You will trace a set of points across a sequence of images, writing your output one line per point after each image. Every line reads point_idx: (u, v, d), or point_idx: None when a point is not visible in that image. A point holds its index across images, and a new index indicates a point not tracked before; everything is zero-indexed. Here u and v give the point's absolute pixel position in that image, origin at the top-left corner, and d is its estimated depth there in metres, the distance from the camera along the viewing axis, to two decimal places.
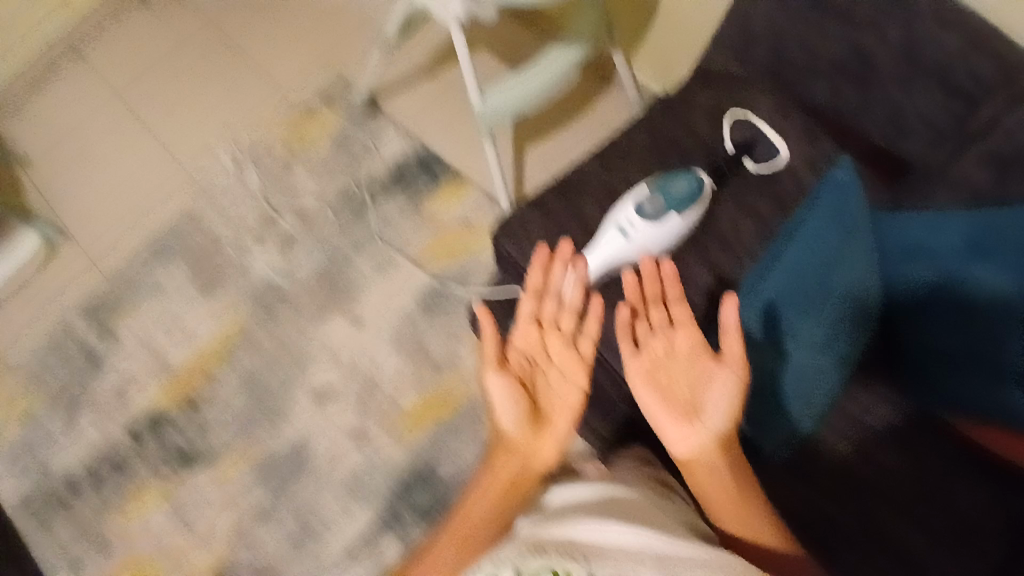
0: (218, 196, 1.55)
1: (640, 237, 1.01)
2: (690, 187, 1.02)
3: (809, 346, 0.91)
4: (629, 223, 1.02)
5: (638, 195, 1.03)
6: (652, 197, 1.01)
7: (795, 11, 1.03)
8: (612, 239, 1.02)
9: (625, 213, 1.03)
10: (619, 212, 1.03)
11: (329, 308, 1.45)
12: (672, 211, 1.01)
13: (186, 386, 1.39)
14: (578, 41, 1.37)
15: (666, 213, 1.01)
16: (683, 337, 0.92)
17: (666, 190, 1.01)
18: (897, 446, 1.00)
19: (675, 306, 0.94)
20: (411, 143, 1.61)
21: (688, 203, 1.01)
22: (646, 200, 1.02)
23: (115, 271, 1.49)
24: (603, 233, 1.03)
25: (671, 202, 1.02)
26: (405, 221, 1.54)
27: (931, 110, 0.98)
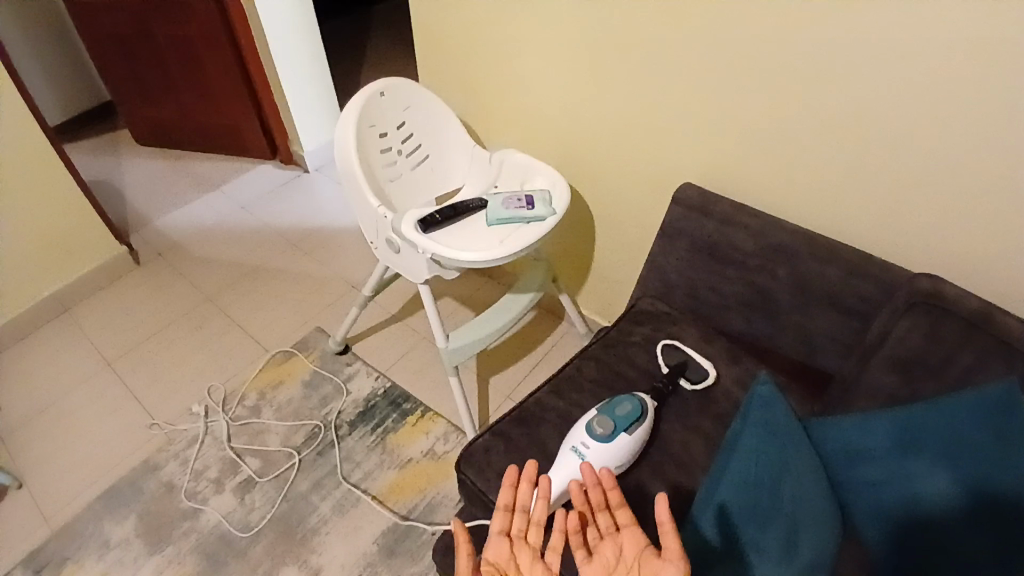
0: (180, 442, 1.56)
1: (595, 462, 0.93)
2: (636, 408, 0.98)
3: (779, 557, 0.82)
4: (582, 447, 0.94)
5: (587, 417, 0.98)
6: (601, 418, 0.96)
7: (699, 261, 1.19)
8: (567, 471, 0.93)
9: (577, 440, 0.95)
10: (570, 440, 0.96)
11: (276, 563, 1.35)
12: (622, 432, 0.95)
13: None
14: (528, 289, 1.51)
15: (616, 435, 0.95)
16: (630, 539, 0.79)
17: (613, 410, 0.97)
18: None
19: (620, 509, 0.82)
20: (377, 378, 1.68)
21: (635, 424, 0.97)
22: (594, 423, 0.96)
23: (55, 530, 1.43)
24: (558, 465, 0.94)
25: (619, 423, 0.97)
26: (369, 457, 1.52)
27: (832, 330, 1.08)
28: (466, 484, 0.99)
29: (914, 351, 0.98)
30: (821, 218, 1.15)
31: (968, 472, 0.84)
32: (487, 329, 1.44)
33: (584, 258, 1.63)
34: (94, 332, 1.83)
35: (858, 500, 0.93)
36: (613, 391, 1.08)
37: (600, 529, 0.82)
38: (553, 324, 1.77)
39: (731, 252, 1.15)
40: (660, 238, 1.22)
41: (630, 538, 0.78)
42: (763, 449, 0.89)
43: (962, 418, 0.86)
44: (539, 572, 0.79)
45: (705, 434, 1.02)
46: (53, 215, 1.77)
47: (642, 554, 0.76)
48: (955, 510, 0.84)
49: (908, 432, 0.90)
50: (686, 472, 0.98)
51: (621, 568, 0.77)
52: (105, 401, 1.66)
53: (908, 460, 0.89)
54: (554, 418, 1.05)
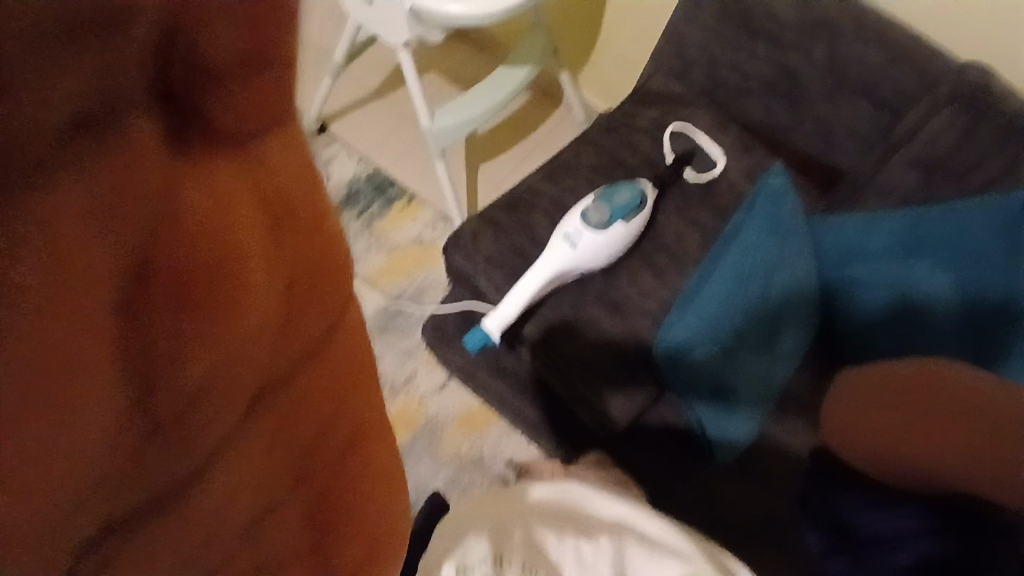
0: None
1: (588, 250, 0.90)
2: (635, 197, 0.93)
3: (751, 348, 0.88)
4: (575, 233, 0.91)
5: (582, 205, 0.93)
6: (596, 206, 0.91)
7: (723, 34, 1.02)
8: (558, 256, 0.90)
9: (571, 227, 0.91)
10: (563, 227, 0.92)
11: None
12: (618, 221, 0.91)
13: None
14: (525, 63, 1.34)
15: (612, 223, 0.91)
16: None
17: (611, 199, 0.92)
18: None
19: None
20: (359, 161, 1.58)
21: (633, 213, 0.92)
22: (590, 210, 0.91)
23: None
24: (549, 250, 0.91)
25: (616, 212, 0.92)
26: (356, 241, 1.50)
27: (858, 121, 0.98)
28: (453, 267, 0.97)
29: (941, 150, 0.90)
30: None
31: (960, 275, 0.84)
32: (477, 108, 1.30)
33: (588, 30, 1.42)
34: None
35: (844, 295, 0.94)
36: (612, 180, 1.01)
37: None
38: (548, 110, 1.63)
39: (766, 22, 0.98)
40: (683, 3, 1.04)
41: None
42: (760, 244, 0.87)
43: (967, 222, 0.84)
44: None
45: (702, 228, 0.98)
46: None
47: None
48: (937, 312, 0.85)
49: (917, 233, 0.87)
50: (678, 266, 0.96)
51: None
52: None
53: (907, 260, 0.87)
54: (547, 206, 0.99)
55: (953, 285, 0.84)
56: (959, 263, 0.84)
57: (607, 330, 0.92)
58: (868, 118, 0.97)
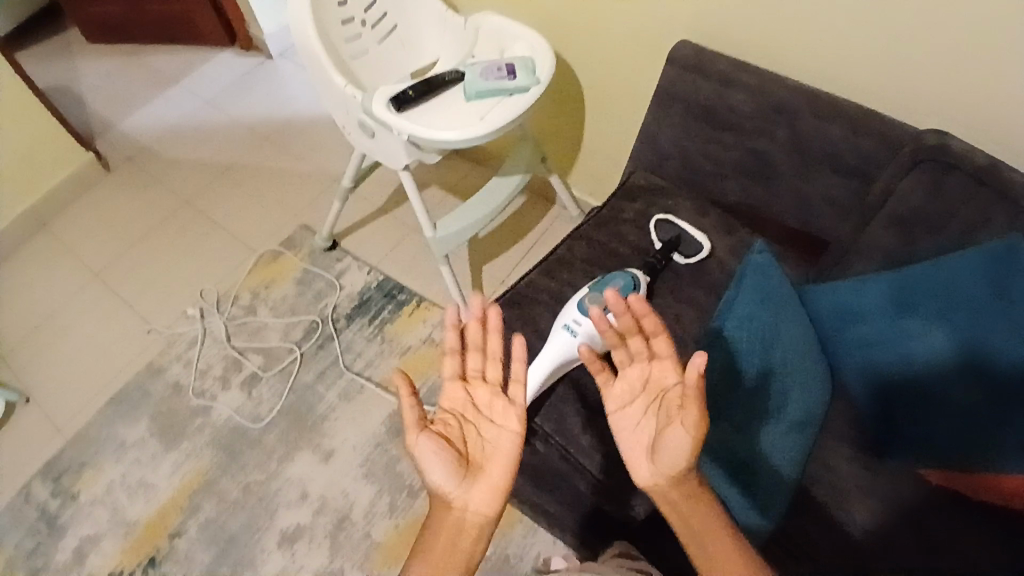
0: (181, 345, 1.59)
1: (589, 338, 0.94)
2: (629, 284, 0.97)
3: (764, 419, 0.87)
4: (576, 323, 0.95)
5: (580, 296, 0.97)
6: (592, 295, 0.95)
7: (692, 128, 1.11)
8: (560, 348, 0.93)
9: (570, 319, 0.95)
10: (562, 318, 0.96)
11: (291, 449, 1.44)
12: (615, 308, 0.95)
13: (145, 547, 1.34)
14: (516, 171, 1.45)
15: (610, 311, 0.95)
16: (659, 371, 0.86)
17: (605, 287, 0.96)
18: (901, 523, 0.88)
19: (656, 339, 0.87)
20: (369, 272, 1.68)
21: (629, 299, 0.96)
22: (587, 301, 0.95)
23: (75, 432, 1.49)
24: (550, 343, 0.94)
25: (612, 299, 0.96)
26: (369, 348, 1.57)
27: (830, 191, 1.04)
28: None
29: (914, 209, 0.94)
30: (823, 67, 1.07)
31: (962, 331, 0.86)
32: (475, 217, 1.40)
33: (572, 136, 1.54)
34: (79, 245, 1.80)
35: (850, 356, 0.96)
36: (606, 269, 1.06)
37: (631, 352, 0.87)
38: (543, 208, 1.73)
39: (729, 115, 1.07)
40: (654, 105, 1.14)
41: (662, 368, 0.85)
42: (760, 315, 0.90)
43: (953, 275, 0.86)
44: (500, 408, 0.86)
45: (699, 306, 1.01)
46: (23, 129, 1.70)
47: (666, 392, 0.83)
48: (944, 369, 0.86)
49: (904, 291, 0.90)
50: (681, 347, 0.98)
51: (647, 389, 0.86)
52: (104, 314, 1.67)
53: (901, 317, 0.90)
54: (547, 299, 1.03)
55: (948, 339, 0.86)
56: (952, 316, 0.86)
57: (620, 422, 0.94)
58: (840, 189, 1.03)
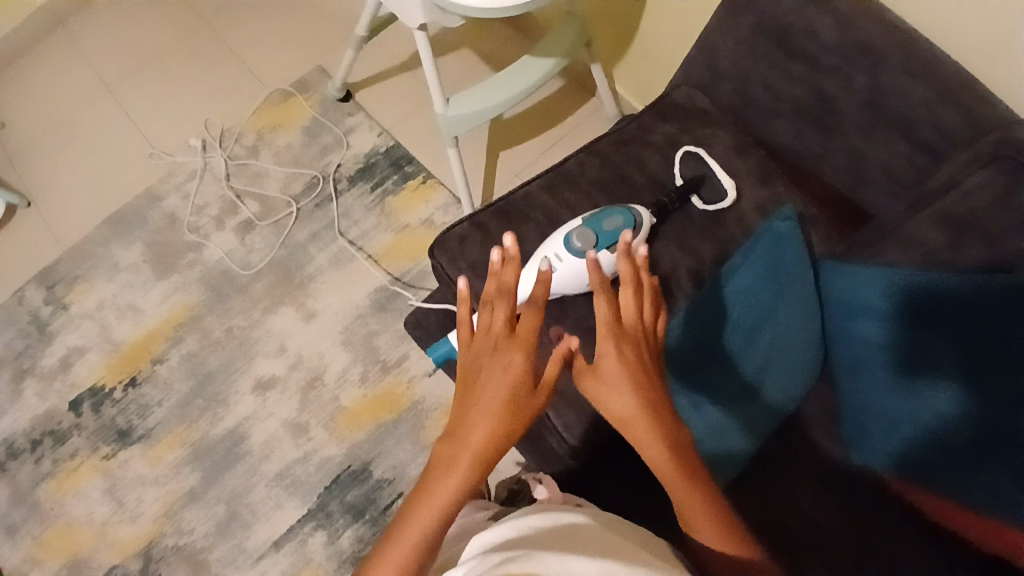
0: (179, 176, 1.55)
1: (567, 277, 0.85)
2: (627, 224, 0.86)
3: (728, 400, 0.82)
4: (556, 258, 0.86)
5: (568, 227, 0.87)
6: (581, 229, 0.85)
7: (756, 49, 0.93)
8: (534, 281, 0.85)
9: (551, 250, 0.86)
10: (544, 248, 0.86)
11: (275, 302, 1.45)
12: (603, 249, 0.84)
13: (129, 366, 1.41)
14: (550, 54, 1.26)
15: (597, 251, 0.85)
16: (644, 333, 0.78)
17: (598, 223, 0.85)
18: (844, 515, 0.89)
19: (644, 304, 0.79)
20: (380, 135, 1.59)
21: (622, 242, 0.85)
22: (574, 235, 0.85)
23: (72, 245, 1.51)
24: (526, 272, 0.86)
25: (604, 239, 0.85)
26: (368, 217, 1.53)
27: (893, 160, 0.88)
28: (437, 269, 0.94)
29: (973, 209, 0.77)
30: (920, 12, 0.85)
31: (954, 348, 0.76)
32: (493, 101, 1.23)
33: (627, 22, 1.32)
34: (90, 48, 1.69)
35: (843, 346, 0.89)
36: (613, 196, 0.94)
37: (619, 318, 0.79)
38: (578, 99, 1.56)
39: (806, 43, 0.88)
40: (722, 8, 0.94)
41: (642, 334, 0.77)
42: (759, 284, 0.84)
43: (987, 298, 0.74)
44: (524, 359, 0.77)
45: (700, 260, 0.90)
46: None
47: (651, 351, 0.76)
48: (929, 381, 0.79)
49: (928, 300, 0.79)
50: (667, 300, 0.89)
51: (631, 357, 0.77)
52: (109, 128, 1.61)
53: (915, 326, 0.80)
54: (540, 219, 0.93)
55: (957, 365, 0.76)
56: (946, 329, 0.76)
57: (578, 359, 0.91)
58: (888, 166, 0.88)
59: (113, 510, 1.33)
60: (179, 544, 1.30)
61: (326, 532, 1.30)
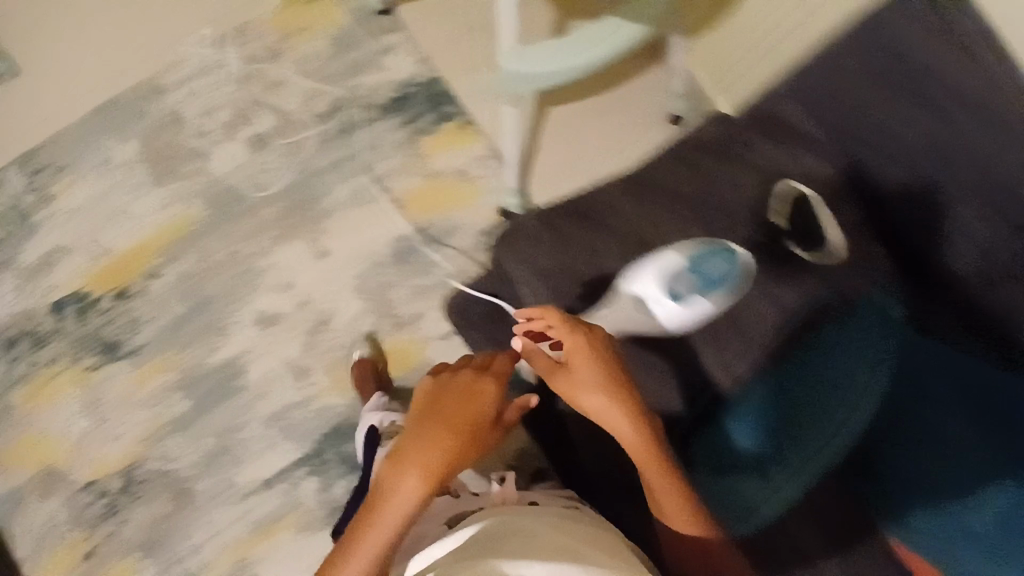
0: (187, 68, 1.36)
1: (659, 319, 0.84)
2: (729, 269, 0.82)
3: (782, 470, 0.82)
4: (648, 298, 0.84)
5: (664, 265, 0.84)
6: (676, 273, 0.82)
7: (882, 87, 0.88)
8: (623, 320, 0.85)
9: (646, 290, 0.84)
10: (635, 286, 0.84)
11: (286, 232, 1.34)
12: (699, 294, 0.82)
13: (120, 276, 1.29)
14: (635, 17, 1.13)
15: (692, 296, 0.82)
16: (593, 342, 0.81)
17: (697, 266, 0.82)
18: None
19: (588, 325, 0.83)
20: (419, 61, 1.42)
21: (720, 288, 0.82)
22: (669, 278, 0.82)
23: (61, 129, 1.34)
24: (613, 309, 0.85)
25: (700, 282, 0.82)
26: (396, 154, 1.39)
27: (993, 240, 0.82)
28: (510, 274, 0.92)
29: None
30: None
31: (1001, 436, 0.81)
32: (570, 61, 1.10)
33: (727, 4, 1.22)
34: None
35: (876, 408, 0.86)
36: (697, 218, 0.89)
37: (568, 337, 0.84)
38: (645, 67, 1.43)
39: (938, 94, 0.84)
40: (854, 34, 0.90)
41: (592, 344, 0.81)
42: (846, 350, 0.84)
43: None
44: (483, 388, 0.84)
45: (782, 304, 0.84)
46: None
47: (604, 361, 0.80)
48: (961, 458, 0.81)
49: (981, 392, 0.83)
50: (741, 344, 0.83)
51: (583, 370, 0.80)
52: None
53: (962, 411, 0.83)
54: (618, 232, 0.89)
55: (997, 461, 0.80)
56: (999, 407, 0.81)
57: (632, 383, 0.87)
58: (979, 245, 0.83)
59: (94, 425, 1.25)
60: (163, 470, 1.25)
61: (319, 480, 1.25)
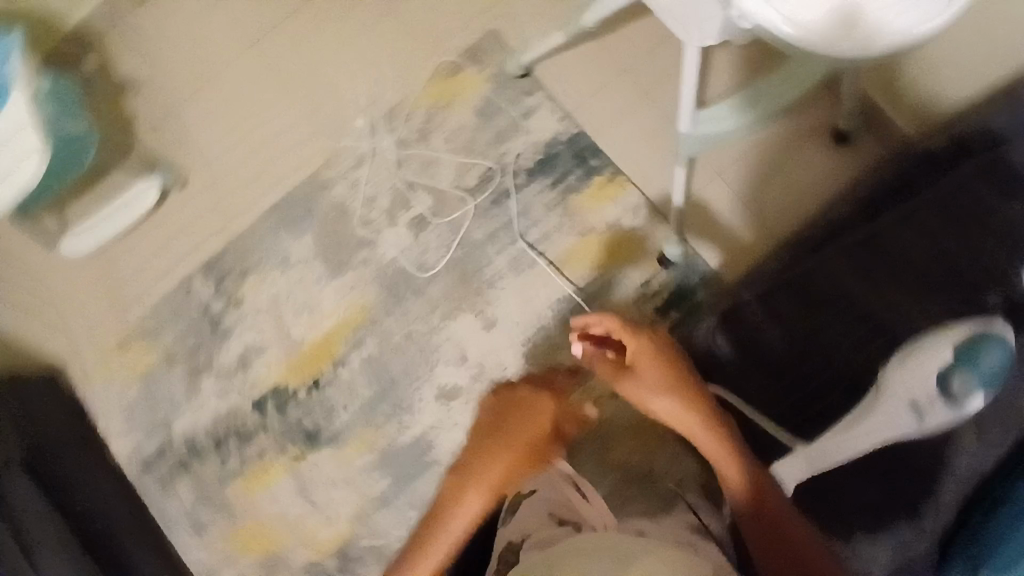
0: (344, 160, 1.43)
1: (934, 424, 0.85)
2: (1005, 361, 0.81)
3: None
4: (920, 403, 0.85)
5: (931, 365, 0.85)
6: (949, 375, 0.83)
7: None
8: (894, 429, 0.86)
9: (918, 396, 0.85)
10: (898, 393, 0.87)
11: (454, 307, 1.37)
12: (980, 394, 0.81)
13: (310, 367, 1.38)
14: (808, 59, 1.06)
15: (971, 396, 0.82)
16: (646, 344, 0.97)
17: (974, 364, 0.81)
18: None
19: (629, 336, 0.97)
20: (561, 119, 1.40)
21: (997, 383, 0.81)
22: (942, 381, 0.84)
23: (239, 233, 1.44)
24: (881, 416, 0.87)
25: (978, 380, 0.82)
26: (549, 217, 1.38)
27: None
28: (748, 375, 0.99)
29: None
30: None
31: None
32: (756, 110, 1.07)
33: None
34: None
35: None
36: None
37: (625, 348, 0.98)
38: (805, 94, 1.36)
39: None
40: None
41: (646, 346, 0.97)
42: None
43: None
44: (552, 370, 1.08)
45: None
46: None
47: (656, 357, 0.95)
48: None
49: None
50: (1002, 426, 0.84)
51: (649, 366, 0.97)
52: (264, 102, 1.49)
53: None
54: None
55: None
56: None
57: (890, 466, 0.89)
58: None
59: (305, 510, 1.34)
60: (372, 548, 1.32)
61: None
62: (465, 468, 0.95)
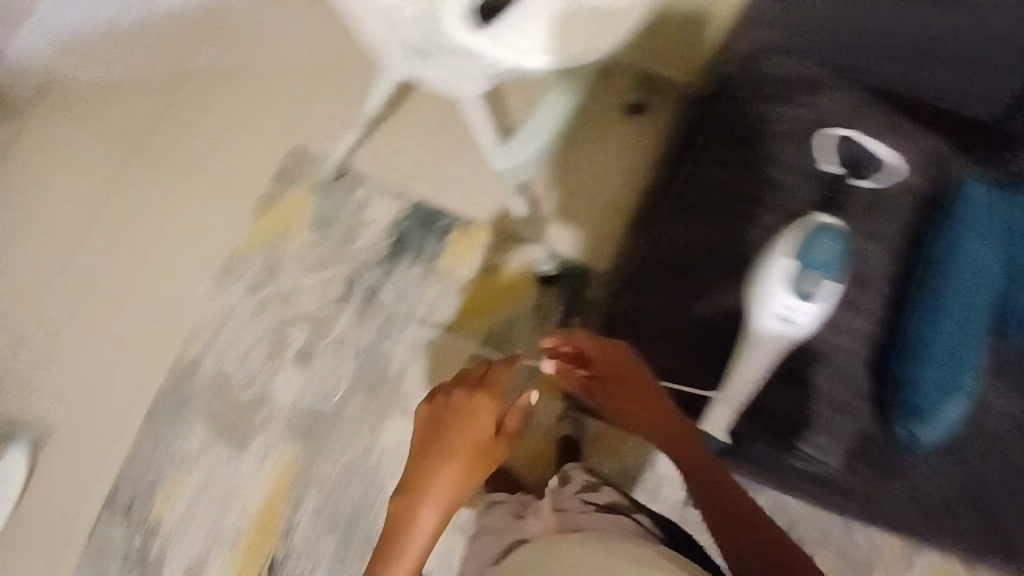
0: (203, 332, 1.35)
1: (804, 323, 0.91)
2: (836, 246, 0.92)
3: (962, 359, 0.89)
4: (789, 309, 0.91)
5: (783, 270, 0.91)
6: (801, 273, 0.91)
7: None
8: (776, 339, 0.92)
9: (784, 308, 0.90)
10: (772, 304, 0.91)
11: (377, 417, 1.32)
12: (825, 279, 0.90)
13: (261, 552, 1.26)
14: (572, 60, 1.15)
15: (820, 282, 0.91)
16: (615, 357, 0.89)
17: (810, 255, 0.91)
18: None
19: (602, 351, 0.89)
20: (395, 198, 1.41)
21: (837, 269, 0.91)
22: (798, 280, 0.91)
23: (127, 456, 1.32)
24: (763, 330, 0.92)
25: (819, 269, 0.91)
26: (426, 290, 1.38)
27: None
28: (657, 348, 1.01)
29: None
30: None
31: None
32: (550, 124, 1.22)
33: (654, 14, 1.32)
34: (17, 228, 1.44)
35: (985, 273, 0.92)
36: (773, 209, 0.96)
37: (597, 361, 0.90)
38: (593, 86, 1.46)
39: None
40: None
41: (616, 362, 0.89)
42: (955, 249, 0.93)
43: None
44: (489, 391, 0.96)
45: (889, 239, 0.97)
46: None
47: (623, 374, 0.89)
48: None
49: None
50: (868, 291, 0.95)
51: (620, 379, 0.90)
52: (98, 314, 1.39)
53: None
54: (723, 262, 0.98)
55: None
56: None
57: (807, 363, 0.95)
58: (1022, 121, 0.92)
59: None
60: None
61: None
62: (412, 485, 0.89)
